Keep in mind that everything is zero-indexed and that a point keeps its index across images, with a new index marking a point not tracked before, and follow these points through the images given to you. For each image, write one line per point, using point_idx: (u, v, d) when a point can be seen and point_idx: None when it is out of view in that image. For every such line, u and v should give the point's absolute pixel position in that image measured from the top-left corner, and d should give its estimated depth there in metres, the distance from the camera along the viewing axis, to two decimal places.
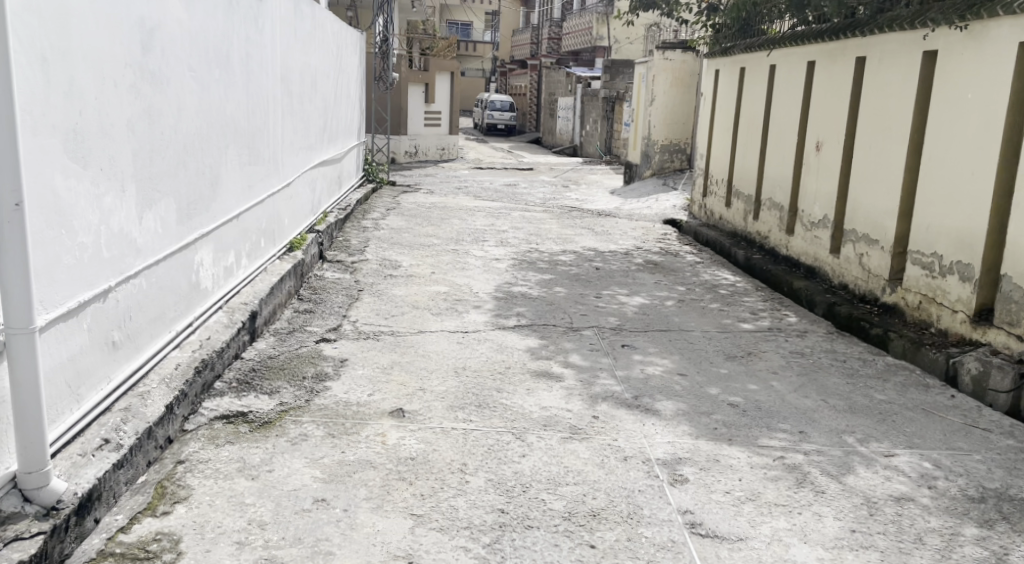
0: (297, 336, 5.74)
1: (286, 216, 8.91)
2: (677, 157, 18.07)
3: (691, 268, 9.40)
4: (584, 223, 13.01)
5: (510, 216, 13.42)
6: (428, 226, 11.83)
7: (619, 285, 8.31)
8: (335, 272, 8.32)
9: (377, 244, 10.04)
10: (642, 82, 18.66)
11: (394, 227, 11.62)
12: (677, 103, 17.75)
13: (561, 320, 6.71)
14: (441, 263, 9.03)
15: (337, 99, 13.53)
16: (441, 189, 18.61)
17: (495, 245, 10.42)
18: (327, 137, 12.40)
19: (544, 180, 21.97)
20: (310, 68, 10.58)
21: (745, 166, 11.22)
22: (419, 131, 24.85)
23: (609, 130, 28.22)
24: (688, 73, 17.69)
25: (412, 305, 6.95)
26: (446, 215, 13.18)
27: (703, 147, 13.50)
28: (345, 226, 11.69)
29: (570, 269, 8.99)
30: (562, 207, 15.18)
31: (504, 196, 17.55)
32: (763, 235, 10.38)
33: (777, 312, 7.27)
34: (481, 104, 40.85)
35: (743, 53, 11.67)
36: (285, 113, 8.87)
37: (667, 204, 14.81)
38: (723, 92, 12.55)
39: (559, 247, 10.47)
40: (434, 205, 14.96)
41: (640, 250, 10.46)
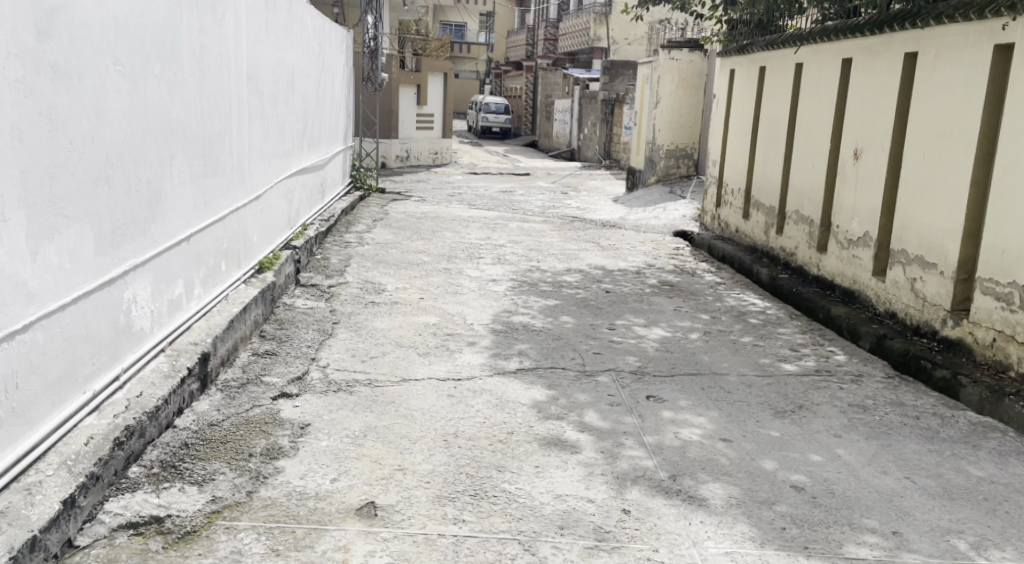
0: (251, 389, 4.70)
1: (255, 233, 7.88)
2: (683, 164, 17.04)
3: (711, 290, 8.37)
4: (588, 235, 12.00)
5: (507, 229, 12.40)
6: (417, 240, 10.80)
7: (634, 313, 7.28)
8: (307, 299, 7.28)
9: (360, 263, 9.01)
10: (646, 85, 17.68)
11: (379, 242, 10.59)
12: (685, 106, 16.73)
13: (572, 361, 5.69)
14: (431, 286, 8.01)
15: (319, 102, 12.52)
16: (433, 197, 17.59)
17: (490, 263, 9.41)
18: (307, 142, 11.36)
19: (541, 186, 20.98)
20: (287, 66, 9.56)
21: (767, 175, 10.21)
22: (411, 134, 23.82)
23: (608, 134, 27.24)
24: (696, 74, 16.70)
25: (395, 343, 5.94)
26: (438, 227, 12.16)
27: (716, 154, 12.50)
28: (324, 240, 10.66)
29: (576, 295, 7.98)
30: (563, 218, 14.17)
31: (499, 205, 16.53)
32: (789, 251, 9.37)
33: (822, 349, 6.25)
34: (475, 107, 39.90)
35: (763, 51, 10.66)
36: (253, 117, 7.83)
37: (675, 214, 13.82)
38: (739, 94, 11.56)
39: (562, 265, 9.45)
40: (424, 215, 13.93)
41: (652, 268, 9.44)
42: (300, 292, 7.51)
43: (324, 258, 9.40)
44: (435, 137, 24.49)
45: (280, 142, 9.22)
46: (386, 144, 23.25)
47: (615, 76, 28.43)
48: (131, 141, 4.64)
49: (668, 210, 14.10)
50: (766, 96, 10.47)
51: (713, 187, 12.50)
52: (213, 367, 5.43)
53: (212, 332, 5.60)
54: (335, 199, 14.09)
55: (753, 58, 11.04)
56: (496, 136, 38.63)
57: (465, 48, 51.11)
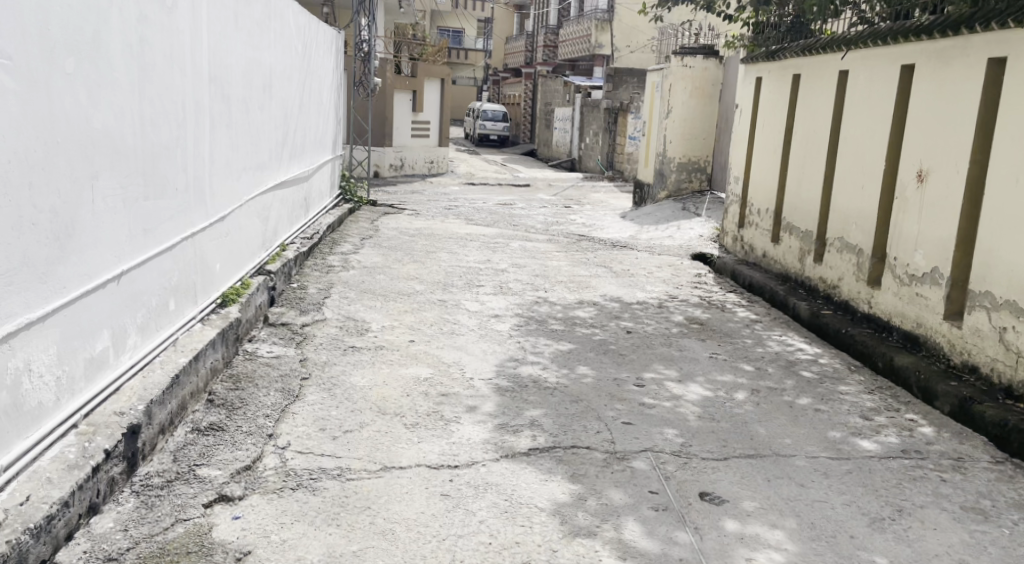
0: (170, 501, 3.61)
1: (218, 261, 6.74)
2: (696, 178, 15.92)
3: (748, 330, 7.24)
4: (597, 258, 10.86)
5: (508, 249, 11.26)
6: (409, 263, 9.66)
7: (663, 362, 6.13)
8: (273, 341, 6.13)
9: (342, 292, 7.85)
10: (657, 93, 16.55)
11: (365, 265, 9.44)
12: (698, 117, 15.60)
13: (598, 436, 4.54)
14: (423, 325, 6.86)
15: (303, 111, 11.41)
16: (428, 210, 16.45)
17: (491, 293, 8.26)
18: (288, 152, 10.23)
19: (542, 199, 19.85)
20: (263, 69, 8.46)
21: (804, 195, 9.10)
22: (405, 142, 22.67)
23: (610, 144, 26.14)
24: (710, 82, 15.52)
25: (375, 408, 4.77)
26: (432, 247, 11.01)
27: (738, 169, 11.42)
28: (303, 263, 9.48)
29: (594, 336, 6.83)
30: (569, 236, 13.02)
31: (498, 219, 15.38)
32: (833, 283, 8.25)
33: (900, 417, 5.12)
34: (472, 114, 38.76)
35: (796, 57, 9.56)
36: (218, 126, 6.70)
37: (691, 234, 12.68)
38: (765, 105, 10.49)
39: (573, 296, 8.30)
40: (417, 231, 12.78)
41: (675, 301, 8.29)
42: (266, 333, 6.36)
43: (300, 286, 8.23)
44: (431, 145, 23.38)
45: (253, 154, 8.11)
46: (379, 153, 22.10)
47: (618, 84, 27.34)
48: (25, 157, 3.55)
49: (683, 230, 12.96)
50: (800, 108, 9.37)
51: (734, 206, 11.40)
52: (145, 441, 4.34)
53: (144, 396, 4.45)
54: (321, 215, 12.96)
55: (782, 65, 9.96)
56: (493, 143, 37.53)
57: (463, 53, 50.06)
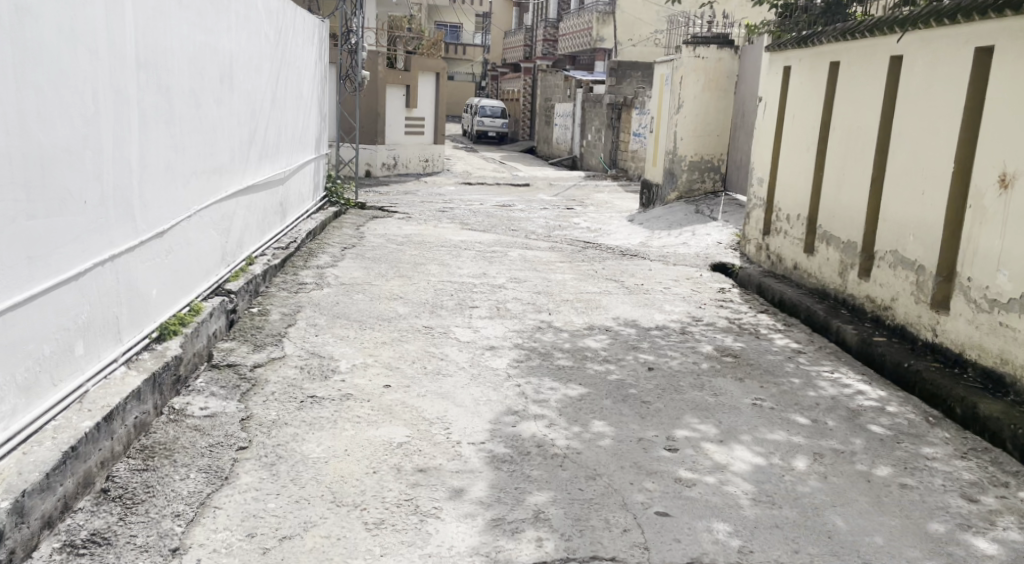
0: None
1: (155, 285, 5.59)
2: (709, 177, 14.72)
3: (792, 364, 6.07)
4: (606, 270, 9.68)
5: (506, 260, 10.08)
6: (393, 279, 8.47)
7: (698, 414, 4.97)
8: (213, 386, 4.92)
9: (310, 318, 6.67)
10: (666, 87, 15.37)
11: (342, 281, 8.25)
12: (712, 111, 14.44)
13: (627, 538, 3.40)
14: (403, 362, 5.67)
15: (277, 108, 10.27)
16: (420, 213, 15.28)
17: (485, 317, 7.08)
18: (257, 152, 9.05)
19: (542, 200, 18.68)
20: (221, 58, 7.32)
21: (846, 201, 7.94)
22: (398, 140, 21.49)
23: (614, 141, 24.91)
24: (725, 74, 14.35)
25: (329, 497, 3.62)
26: (421, 257, 9.85)
27: (762, 170, 10.27)
28: (270, 281, 8.29)
29: (609, 375, 5.64)
30: (573, 243, 11.84)
31: (495, 223, 14.20)
32: (885, 304, 7.09)
33: (1011, 498, 3.98)
34: (470, 111, 37.60)
35: (834, 42, 8.39)
36: (154, 122, 5.54)
37: (708, 240, 11.49)
38: (795, 97, 9.36)
39: (581, 319, 7.14)
40: (406, 239, 11.60)
41: (701, 325, 7.12)
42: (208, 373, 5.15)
43: (262, 309, 7.05)
44: (425, 143, 22.18)
45: (208, 156, 6.96)
46: (370, 151, 20.88)
47: (622, 78, 26.11)
48: None
49: (698, 236, 11.77)
50: (840, 100, 8.19)
51: (759, 211, 10.23)
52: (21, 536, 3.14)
53: (23, 476, 3.27)
54: (300, 223, 11.79)
55: (816, 52, 8.82)
56: (492, 141, 36.32)
57: (461, 48, 48.86)
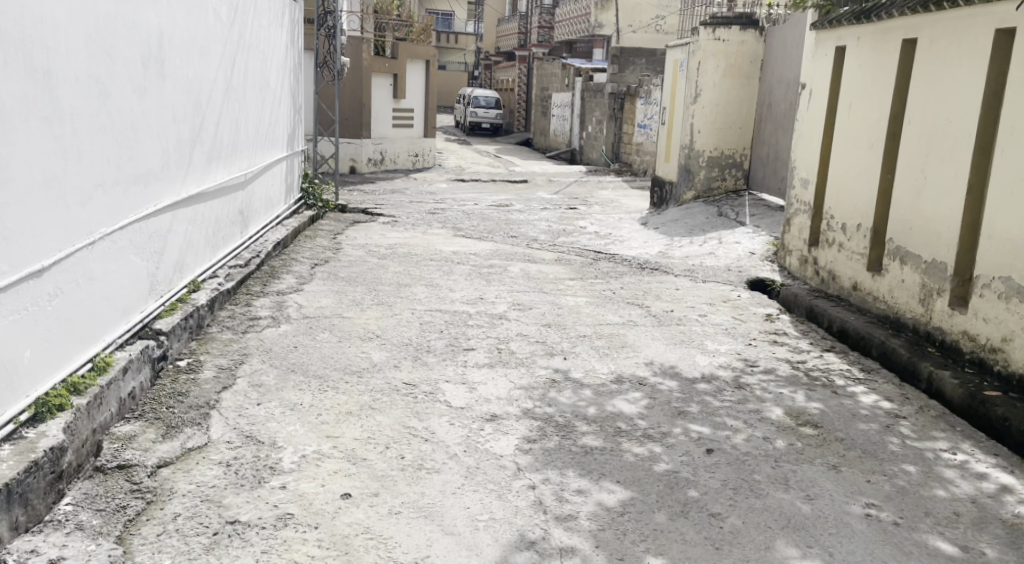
0: None
1: (27, 345, 4.09)
2: (730, 175, 13.18)
3: (897, 438, 4.54)
4: (626, 292, 8.14)
5: (506, 279, 8.54)
6: (370, 309, 6.93)
7: (796, 538, 3.46)
8: (83, 512, 3.44)
9: (255, 374, 5.12)
10: (680, 74, 13.80)
11: (306, 313, 6.71)
12: (733, 101, 12.88)
13: None
14: (373, 447, 4.15)
15: (233, 101, 8.73)
16: (408, 216, 13.73)
17: (484, 367, 5.55)
18: (203, 153, 7.47)
19: (543, 198, 17.13)
20: (142, 35, 5.78)
21: (930, 212, 6.40)
22: (385, 134, 19.92)
23: (617, 133, 23.35)
24: (749, 60, 12.78)
25: None
26: (406, 277, 8.30)
27: (806, 170, 8.72)
28: (216, 314, 6.73)
29: (656, 463, 4.12)
30: (582, 254, 10.31)
31: (492, 229, 12.66)
32: (993, 346, 5.56)
33: None
34: (463, 102, 36.02)
35: (907, 16, 6.84)
36: (17, 120, 4.01)
37: (738, 250, 9.95)
38: (849, 84, 7.83)
39: (605, 368, 5.61)
40: (389, 251, 10.06)
41: (759, 374, 5.59)
42: (79, 481, 3.66)
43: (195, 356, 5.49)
44: (415, 136, 20.61)
45: (120, 162, 5.42)
46: (355, 146, 19.27)
47: (624, 66, 24.53)
48: None
49: (726, 244, 10.23)
50: (919, 85, 6.65)
51: (805, 217, 8.69)
52: None
53: None
54: (265, 233, 10.23)
55: (881, 29, 7.27)
56: (486, 133, 34.74)
57: (453, 37, 47.39)
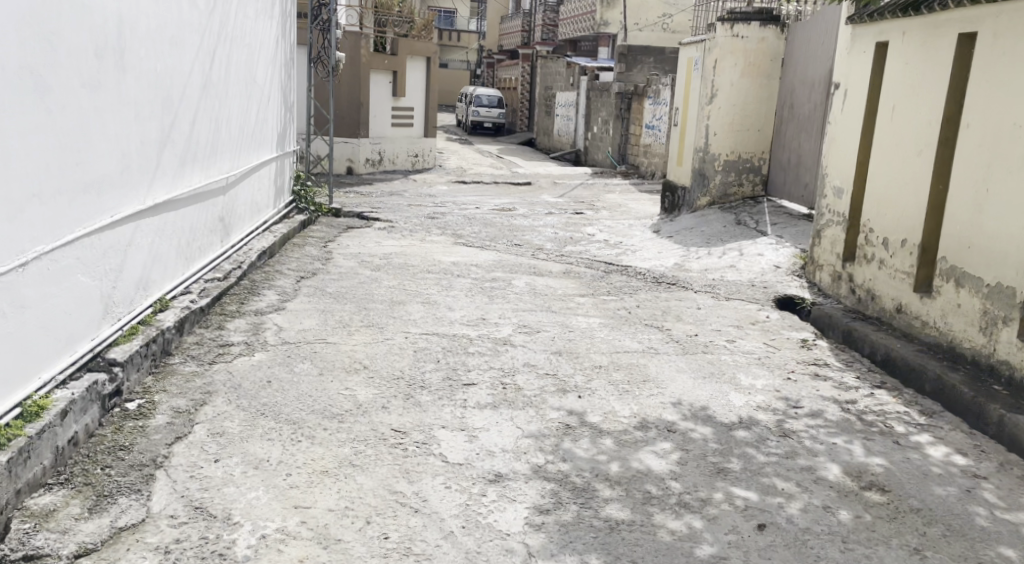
0: None
1: None
2: (747, 180, 12.41)
3: (982, 509, 3.80)
4: (642, 311, 7.39)
5: (510, 295, 7.78)
6: (357, 332, 6.17)
7: None
8: None
9: (216, 420, 4.36)
10: (694, 73, 13.03)
11: (286, 338, 5.95)
12: (751, 102, 12.12)
13: None
14: (353, 525, 3.41)
15: (213, 98, 7.96)
16: (406, 221, 12.97)
17: (486, 408, 4.78)
18: (173, 156, 6.70)
19: (548, 202, 16.38)
20: (94, 21, 5.00)
21: (993, 231, 5.64)
22: (384, 133, 19.16)
23: (623, 134, 22.58)
24: (769, 58, 12.01)
25: None
26: (401, 293, 7.54)
27: (840, 178, 7.95)
28: (183, 337, 5.99)
29: (697, 545, 3.38)
30: (591, 266, 9.55)
31: (495, 236, 11.90)
32: None
33: None
34: (465, 100, 35.24)
35: (966, 8, 6.07)
36: None
37: (762, 262, 9.18)
38: (892, 83, 7.05)
39: (626, 410, 4.85)
40: (383, 261, 9.30)
41: (805, 418, 4.83)
42: None
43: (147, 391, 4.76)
44: (414, 136, 19.85)
45: (64, 169, 4.67)
46: (353, 146, 18.56)
47: (632, 64, 23.66)
48: None
49: (747, 255, 9.47)
50: (979, 87, 5.88)
51: (838, 229, 7.92)
52: None
53: None
54: (249, 241, 9.47)
55: (933, 22, 6.50)
56: (488, 132, 33.98)
57: (455, 35, 46.64)
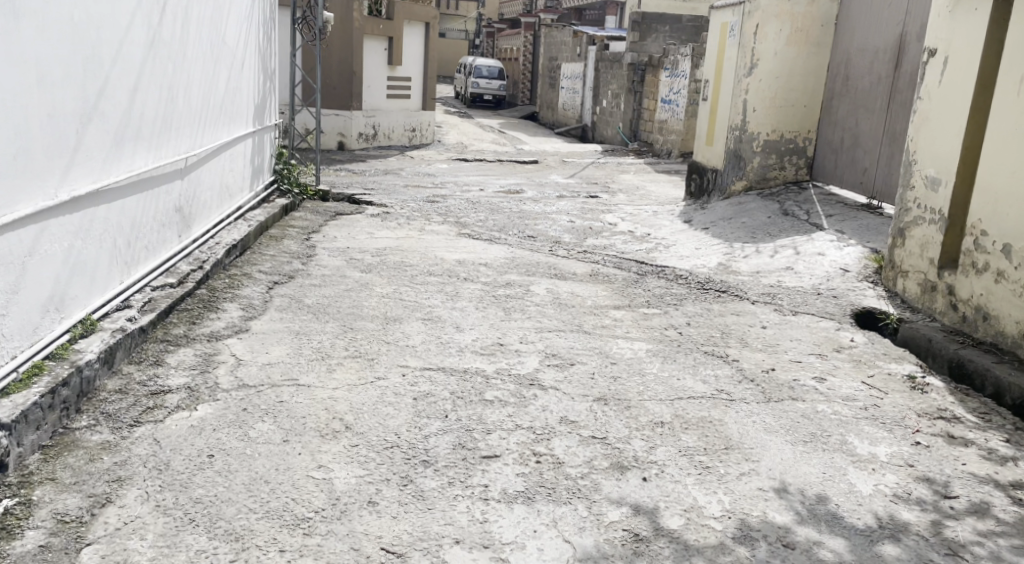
0: None
1: None
2: (790, 163, 10.92)
3: None
4: (695, 331, 5.97)
5: (531, 310, 6.41)
6: (340, 371, 4.76)
7: None
8: None
9: (116, 537, 3.03)
10: (730, 39, 11.46)
11: (245, 380, 4.53)
12: (797, 75, 10.60)
13: None
14: None
15: (160, 64, 6.54)
16: (402, 206, 11.51)
17: (518, 503, 3.39)
18: (98, 137, 5.27)
19: (558, 184, 14.93)
20: None
21: None
22: (379, 105, 17.63)
23: (636, 109, 21.10)
24: (819, 22, 10.44)
25: None
26: (397, 309, 6.16)
27: (934, 166, 6.48)
28: (113, 372, 4.58)
29: None
30: (620, 267, 8.13)
31: (505, 225, 10.47)
32: None
33: None
34: (464, 70, 33.63)
35: None
36: None
37: (825, 263, 7.73)
38: (1016, 48, 5.58)
39: (714, 505, 3.43)
40: (377, 260, 7.88)
41: (969, 519, 3.43)
42: None
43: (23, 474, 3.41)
44: (412, 109, 18.34)
45: None
46: (345, 119, 17.08)
47: (646, 34, 22.01)
48: None
49: (805, 254, 8.01)
50: None
51: (931, 229, 6.45)
52: None
53: None
54: (214, 233, 8.01)
55: None
56: (488, 105, 32.39)
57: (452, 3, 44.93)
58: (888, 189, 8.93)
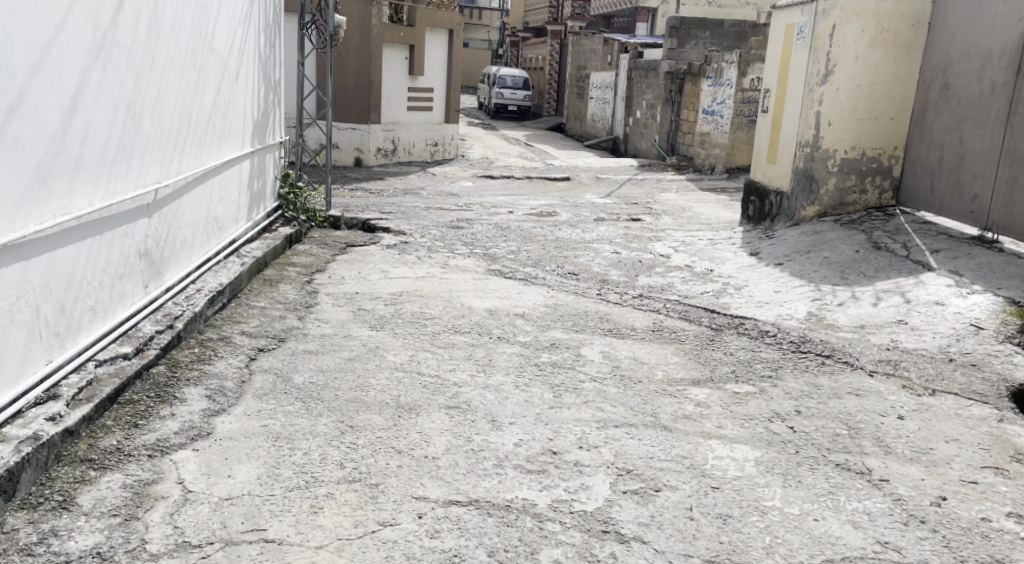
0: None
1: None
2: (872, 185, 9.36)
3: None
4: (809, 423, 4.47)
5: (585, 389, 4.93)
6: (328, 511, 3.33)
7: None
8: None
9: None
10: (798, 42, 9.91)
11: (187, 537, 3.14)
12: (882, 83, 9.06)
13: None
14: None
15: (116, 72, 5.14)
16: (423, 233, 10.06)
17: None
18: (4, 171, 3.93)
19: (595, 205, 13.42)
20: None
21: None
22: (399, 118, 16.25)
23: (674, 120, 19.58)
24: (909, 22, 8.88)
25: None
26: (409, 392, 4.69)
27: None
28: (3, 512, 3.25)
29: None
30: (688, 317, 6.65)
31: (542, 258, 8.99)
32: None
33: None
34: (487, 80, 32.21)
35: None
36: None
37: (947, 315, 6.18)
38: None
39: None
40: (391, 311, 6.43)
41: None
42: None
43: None
44: (434, 121, 16.94)
45: None
46: (362, 133, 15.69)
47: (684, 40, 20.51)
48: None
49: (919, 303, 6.46)
50: None
51: None
52: None
53: None
54: (195, 277, 6.63)
55: None
56: (513, 115, 30.89)
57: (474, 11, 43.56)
58: (1009, 219, 7.41)
